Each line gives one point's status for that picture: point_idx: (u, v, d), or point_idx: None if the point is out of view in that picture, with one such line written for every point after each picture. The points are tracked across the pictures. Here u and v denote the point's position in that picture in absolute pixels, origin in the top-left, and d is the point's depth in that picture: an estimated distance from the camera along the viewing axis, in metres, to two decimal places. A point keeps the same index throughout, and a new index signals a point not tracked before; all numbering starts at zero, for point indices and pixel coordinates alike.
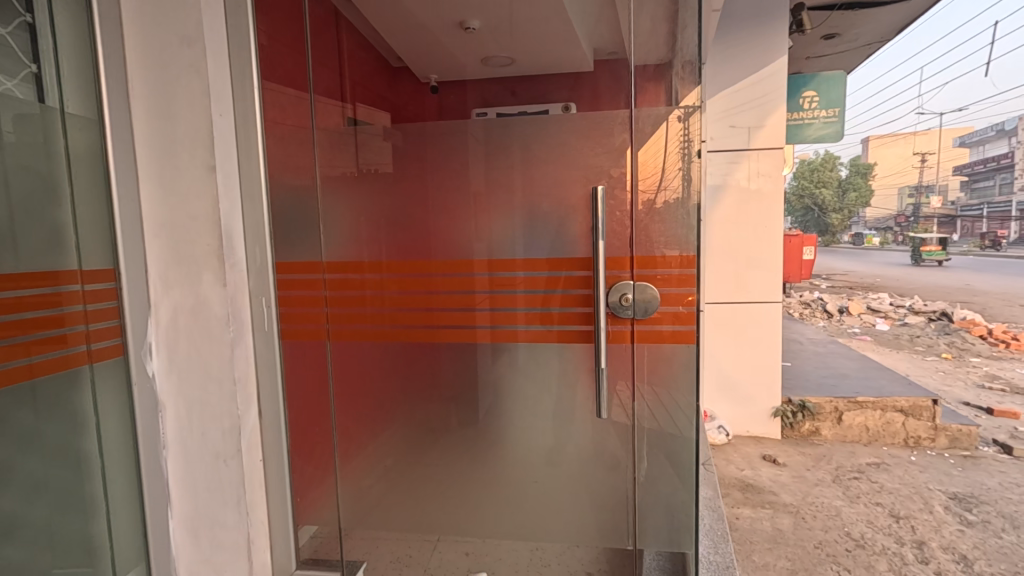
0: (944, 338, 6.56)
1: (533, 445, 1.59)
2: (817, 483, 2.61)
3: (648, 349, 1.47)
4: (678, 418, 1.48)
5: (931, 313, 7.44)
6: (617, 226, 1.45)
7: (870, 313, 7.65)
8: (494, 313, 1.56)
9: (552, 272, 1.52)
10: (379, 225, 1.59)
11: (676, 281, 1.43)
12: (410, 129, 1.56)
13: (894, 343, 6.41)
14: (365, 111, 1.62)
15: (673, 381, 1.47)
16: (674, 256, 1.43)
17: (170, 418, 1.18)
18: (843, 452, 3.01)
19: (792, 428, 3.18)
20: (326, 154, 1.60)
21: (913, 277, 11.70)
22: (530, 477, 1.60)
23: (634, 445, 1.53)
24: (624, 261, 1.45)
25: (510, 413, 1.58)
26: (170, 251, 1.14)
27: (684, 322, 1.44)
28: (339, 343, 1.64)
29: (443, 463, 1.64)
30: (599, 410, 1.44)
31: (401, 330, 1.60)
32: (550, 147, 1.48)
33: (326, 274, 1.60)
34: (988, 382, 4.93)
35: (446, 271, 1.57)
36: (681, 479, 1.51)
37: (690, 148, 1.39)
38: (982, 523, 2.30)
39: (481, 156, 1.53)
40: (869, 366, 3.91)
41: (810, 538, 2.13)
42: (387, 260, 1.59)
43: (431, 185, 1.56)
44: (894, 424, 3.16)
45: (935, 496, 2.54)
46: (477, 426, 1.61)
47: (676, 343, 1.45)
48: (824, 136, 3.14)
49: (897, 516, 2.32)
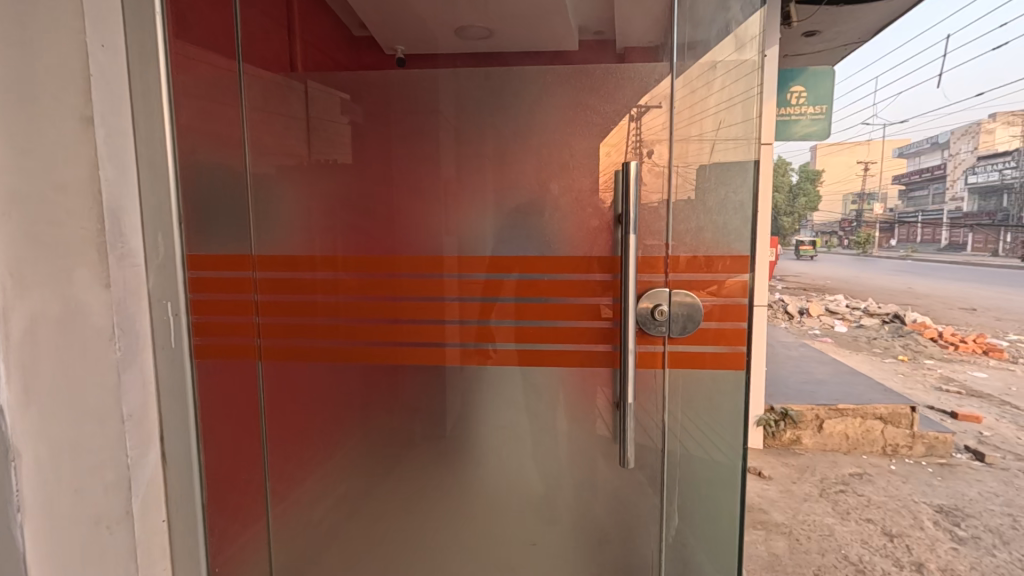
0: (898, 340, 6.74)
1: (518, 480, 1.33)
2: (806, 498, 2.48)
3: (682, 374, 1.23)
4: (712, 450, 1.25)
5: (885, 315, 7.66)
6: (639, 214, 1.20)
7: (829, 315, 7.82)
8: (478, 325, 1.28)
9: (524, 275, 1.26)
10: (334, 215, 1.28)
11: (722, 291, 1.20)
12: (371, 84, 1.24)
13: (853, 344, 6.54)
14: (317, 88, 1.26)
15: (711, 412, 1.23)
16: (722, 259, 1.19)
17: (27, 472, 0.84)
18: (825, 462, 2.92)
19: (774, 437, 3.10)
20: (261, 137, 1.28)
21: (863, 279, 12.19)
22: (512, 518, 1.35)
23: (663, 484, 1.29)
24: (659, 260, 1.20)
25: (497, 442, 1.32)
26: (29, 238, 0.84)
27: (729, 343, 1.21)
28: (280, 363, 1.34)
29: (417, 501, 1.36)
30: (625, 459, 1.19)
31: (360, 350, 1.32)
32: (545, 128, 1.22)
33: (258, 272, 1.30)
34: (945, 385, 5.05)
35: (412, 273, 1.28)
36: (698, 523, 1.29)
37: (694, 135, 1.18)
38: (973, 540, 2.24)
39: (467, 130, 1.24)
40: (843, 372, 3.88)
41: (808, 563, 1.98)
42: (343, 257, 1.29)
43: (398, 172, 1.26)
44: (874, 432, 3.08)
45: (922, 510, 2.46)
46: (456, 455, 1.34)
47: (723, 371, 1.22)
48: (811, 134, 3.02)
49: (891, 534, 2.21)
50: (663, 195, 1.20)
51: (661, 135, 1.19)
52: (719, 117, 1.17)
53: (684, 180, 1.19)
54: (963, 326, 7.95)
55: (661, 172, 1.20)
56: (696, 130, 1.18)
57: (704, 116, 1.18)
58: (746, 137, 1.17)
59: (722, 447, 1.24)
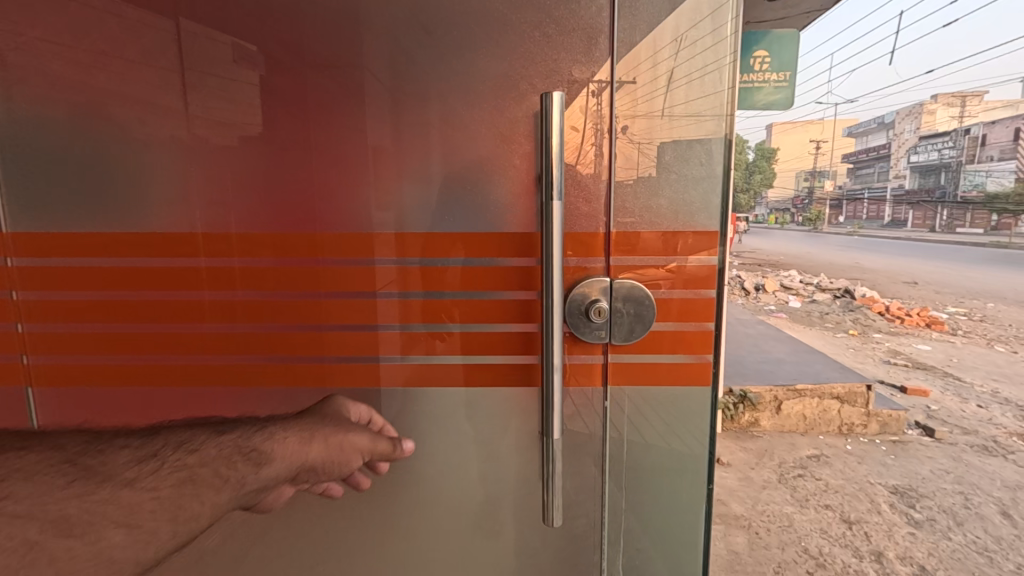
0: (849, 314, 6.89)
1: (454, 503, 1.12)
2: (764, 486, 2.45)
3: (630, 381, 1.00)
4: (674, 459, 1.06)
5: (836, 289, 7.85)
6: (587, 182, 0.95)
7: (783, 290, 7.96)
8: (405, 333, 1.03)
9: (472, 265, 1.01)
10: (227, 192, 1.00)
11: (682, 284, 0.97)
12: (284, 29, 0.96)
13: (807, 320, 6.66)
14: (192, 29, 0.97)
15: (674, 422, 1.03)
16: (680, 237, 0.97)
17: None
18: (783, 445, 2.90)
19: (732, 419, 3.06)
20: (65, 79, 0.97)
21: (813, 255, 12.60)
22: (446, 545, 1.14)
23: (613, 509, 1.07)
24: (597, 240, 0.96)
25: (428, 466, 1.10)
26: None
27: (690, 346, 0.99)
28: (168, 387, 1.06)
29: (330, 536, 1.13)
30: (550, 518, 0.88)
31: (260, 367, 1.06)
32: (476, 74, 0.95)
33: (10, 259, 1.02)
34: (893, 358, 5.18)
35: (331, 264, 1.01)
36: (660, 549, 1.09)
37: (651, 101, 0.94)
38: (928, 523, 2.23)
39: (417, 89, 0.96)
40: (800, 350, 3.86)
41: (768, 559, 1.95)
42: (239, 238, 1.01)
43: (309, 143, 0.98)
44: (831, 412, 3.06)
45: (878, 492, 2.44)
46: (380, 478, 1.11)
47: (683, 385, 1.01)
48: (774, 102, 2.80)
49: (849, 521, 2.20)
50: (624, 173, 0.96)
51: (629, 111, 0.95)
52: (690, 88, 0.94)
53: (645, 158, 0.96)
54: (906, 299, 8.27)
55: (628, 152, 0.95)
56: (665, 100, 0.94)
57: (675, 83, 0.94)
58: (716, 114, 0.95)
59: (677, 484, 1.07)
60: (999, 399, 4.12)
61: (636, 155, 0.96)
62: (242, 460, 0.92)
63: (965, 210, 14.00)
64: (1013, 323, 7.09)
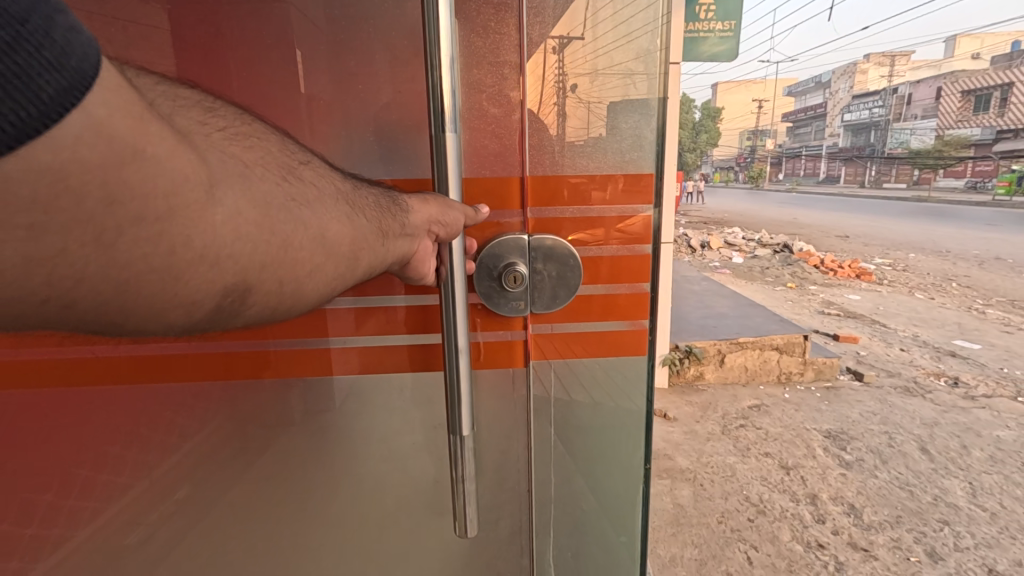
0: (787, 268, 7.17)
1: (392, 487, 1.03)
2: (708, 438, 2.52)
3: (556, 349, 0.91)
4: (612, 439, 0.97)
5: (776, 245, 8.14)
6: (497, 114, 0.81)
7: (727, 247, 8.18)
8: (358, 308, 0.92)
9: None
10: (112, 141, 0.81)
11: (616, 239, 0.86)
12: None
13: (747, 275, 6.89)
14: None
15: (609, 396, 0.93)
16: (611, 182, 0.84)
17: None
18: (727, 397, 2.98)
19: (678, 374, 3.12)
20: None
21: (753, 212, 13.01)
22: (381, 533, 1.05)
23: (547, 483, 1.00)
24: (512, 186, 0.84)
25: (354, 448, 1.00)
26: None
27: (625, 313, 0.89)
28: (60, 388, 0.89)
29: (247, 534, 1.01)
30: (465, 530, 0.79)
31: (187, 359, 0.90)
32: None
33: None
34: (826, 308, 5.45)
35: None
36: (607, 526, 1.02)
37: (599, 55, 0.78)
38: (858, 462, 2.37)
39: (353, 24, 0.80)
40: (742, 305, 3.97)
41: (711, 510, 2.01)
42: None
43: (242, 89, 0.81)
44: (771, 362, 3.19)
45: (814, 436, 2.57)
46: (307, 467, 1.00)
47: (610, 355, 0.91)
48: None
49: (787, 467, 2.30)
50: (579, 133, 0.81)
51: (582, 66, 0.79)
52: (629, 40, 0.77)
53: (596, 117, 0.80)
54: (838, 252, 8.71)
55: (586, 111, 0.80)
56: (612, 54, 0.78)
57: (617, 35, 0.77)
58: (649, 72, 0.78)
59: (608, 470, 0.99)
60: (918, 343, 4.42)
61: (588, 115, 0.80)
62: (379, 201, 0.66)
63: (891, 166, 14.79)
64: (931, 271, 7.62)
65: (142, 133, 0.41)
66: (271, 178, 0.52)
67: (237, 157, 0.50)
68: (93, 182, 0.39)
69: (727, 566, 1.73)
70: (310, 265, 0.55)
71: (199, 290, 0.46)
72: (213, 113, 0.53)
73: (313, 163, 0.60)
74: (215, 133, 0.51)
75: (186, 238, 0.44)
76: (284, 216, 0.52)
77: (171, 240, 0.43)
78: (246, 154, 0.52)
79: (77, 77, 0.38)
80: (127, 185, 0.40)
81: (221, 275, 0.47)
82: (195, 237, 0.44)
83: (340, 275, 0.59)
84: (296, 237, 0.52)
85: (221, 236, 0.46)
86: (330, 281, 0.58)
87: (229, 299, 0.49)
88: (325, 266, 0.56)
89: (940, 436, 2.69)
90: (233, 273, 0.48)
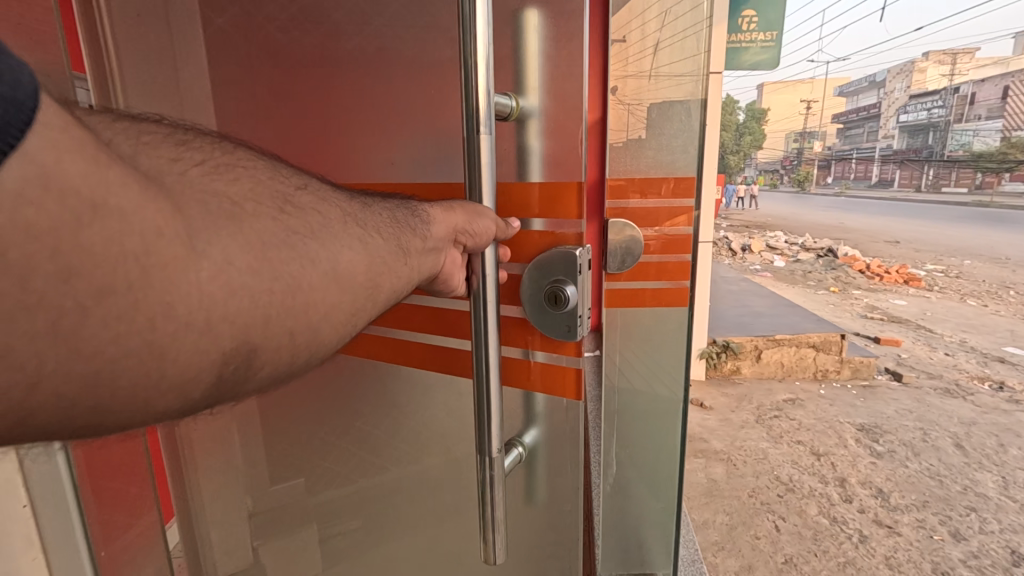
0: (829, 273, 7.05)
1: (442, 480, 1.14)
2: (743, 426, 2.67)
3: (620, 313, 1.06)
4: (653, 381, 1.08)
5: (818, 249, 8.09)
6: (574, 118, 0.88)
7: (769, 249, 8.15)
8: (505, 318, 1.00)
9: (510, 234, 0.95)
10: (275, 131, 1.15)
11: (666, 219, 0.99)
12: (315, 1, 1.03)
13: (789, 278, 6.89)
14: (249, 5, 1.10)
15: (657, 353, 1.05)
16: (665, 180, 0.97)
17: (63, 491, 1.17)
18: (761, 391, 3.11)
19: (715, 368, 3.26)
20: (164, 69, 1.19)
21: (798, 215, 12.86)
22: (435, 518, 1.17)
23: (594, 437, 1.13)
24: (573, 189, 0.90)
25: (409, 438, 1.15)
26: None
27: (675, 277, 1.01)
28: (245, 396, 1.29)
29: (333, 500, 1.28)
30: (490, 556, 0.84)
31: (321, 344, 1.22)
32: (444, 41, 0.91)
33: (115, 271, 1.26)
34: (868, 311, 5.48)
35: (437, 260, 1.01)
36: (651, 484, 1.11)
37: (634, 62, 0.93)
38: (889, 453, 2.49)
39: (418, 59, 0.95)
40: (779, 304, 4.08)
41: (743, 486, 2.18)
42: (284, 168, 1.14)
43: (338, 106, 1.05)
44: (807, 359, 3.29)
45: (846, 429, 2.69)
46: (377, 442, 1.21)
47: (663, 305, 1.05)
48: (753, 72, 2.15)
49: (818, 453, 2.46)
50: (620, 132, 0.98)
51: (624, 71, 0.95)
52: (670, 48, 0.90)
53: (636, 118, 0.96)
54: (885, 257, 8.60)
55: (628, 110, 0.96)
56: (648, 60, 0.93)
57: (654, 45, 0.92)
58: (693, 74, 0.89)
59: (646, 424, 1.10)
60: (965, 348, 4.40)
61: (630, 115, 0.96)
62: (396, 216, 0.64)
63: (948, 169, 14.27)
64: (984, 277, 7.44)
65: (100, 181, 0.33)
66: (266, 212, 0.45)
67: (221, 195, 0.43)
68: (41, 253, 0.31)
69: (756, 531, 1.93)
70: (325, 305, 0.49)
71: (191, 365, 0.39)
72: (182, 135, 0.50)
73: (311, 185, 0.53)
74: (189, 162, 0.46)
75: (167, 305, 0.36)
76: (281, 249, 0.45)
77: (149, 314, 0.36)
78: (230, 189, 0.45)
79: (11, 109, 0.28)
80: (87, 251, 0.33)
81: (215, 341, 0.40)
82: (177, 302, 0.37)
83: (357, 308, 0.54)
84: (303, 277, 0.46)
85: (209, 294, 0.39)
86: (344, 323, 0.52)
87: (231, 367, 0.42)
88: (340, 301, 0.51)
89: (977, 435, 2.78)
90: (228, 336, 0.40)
